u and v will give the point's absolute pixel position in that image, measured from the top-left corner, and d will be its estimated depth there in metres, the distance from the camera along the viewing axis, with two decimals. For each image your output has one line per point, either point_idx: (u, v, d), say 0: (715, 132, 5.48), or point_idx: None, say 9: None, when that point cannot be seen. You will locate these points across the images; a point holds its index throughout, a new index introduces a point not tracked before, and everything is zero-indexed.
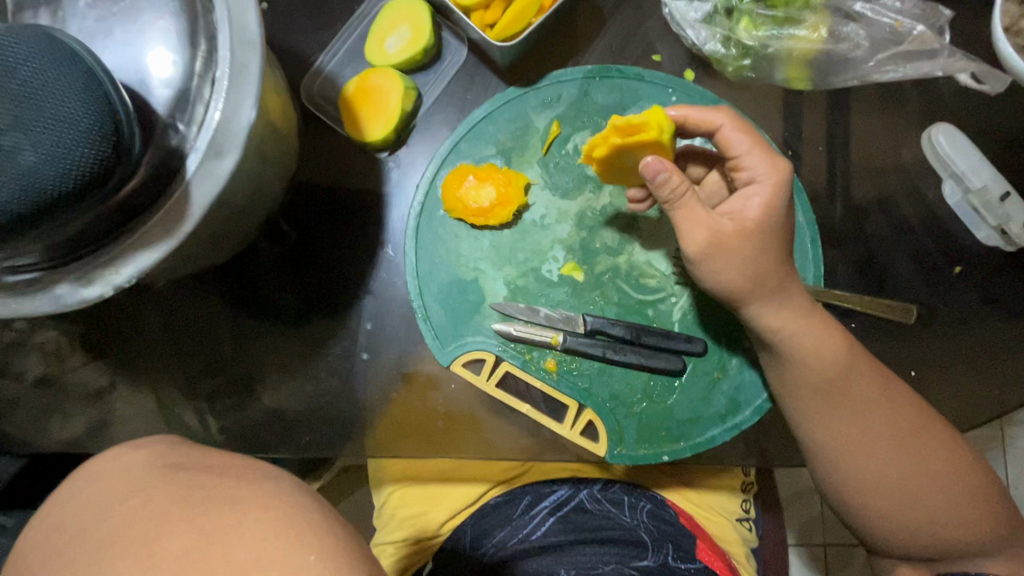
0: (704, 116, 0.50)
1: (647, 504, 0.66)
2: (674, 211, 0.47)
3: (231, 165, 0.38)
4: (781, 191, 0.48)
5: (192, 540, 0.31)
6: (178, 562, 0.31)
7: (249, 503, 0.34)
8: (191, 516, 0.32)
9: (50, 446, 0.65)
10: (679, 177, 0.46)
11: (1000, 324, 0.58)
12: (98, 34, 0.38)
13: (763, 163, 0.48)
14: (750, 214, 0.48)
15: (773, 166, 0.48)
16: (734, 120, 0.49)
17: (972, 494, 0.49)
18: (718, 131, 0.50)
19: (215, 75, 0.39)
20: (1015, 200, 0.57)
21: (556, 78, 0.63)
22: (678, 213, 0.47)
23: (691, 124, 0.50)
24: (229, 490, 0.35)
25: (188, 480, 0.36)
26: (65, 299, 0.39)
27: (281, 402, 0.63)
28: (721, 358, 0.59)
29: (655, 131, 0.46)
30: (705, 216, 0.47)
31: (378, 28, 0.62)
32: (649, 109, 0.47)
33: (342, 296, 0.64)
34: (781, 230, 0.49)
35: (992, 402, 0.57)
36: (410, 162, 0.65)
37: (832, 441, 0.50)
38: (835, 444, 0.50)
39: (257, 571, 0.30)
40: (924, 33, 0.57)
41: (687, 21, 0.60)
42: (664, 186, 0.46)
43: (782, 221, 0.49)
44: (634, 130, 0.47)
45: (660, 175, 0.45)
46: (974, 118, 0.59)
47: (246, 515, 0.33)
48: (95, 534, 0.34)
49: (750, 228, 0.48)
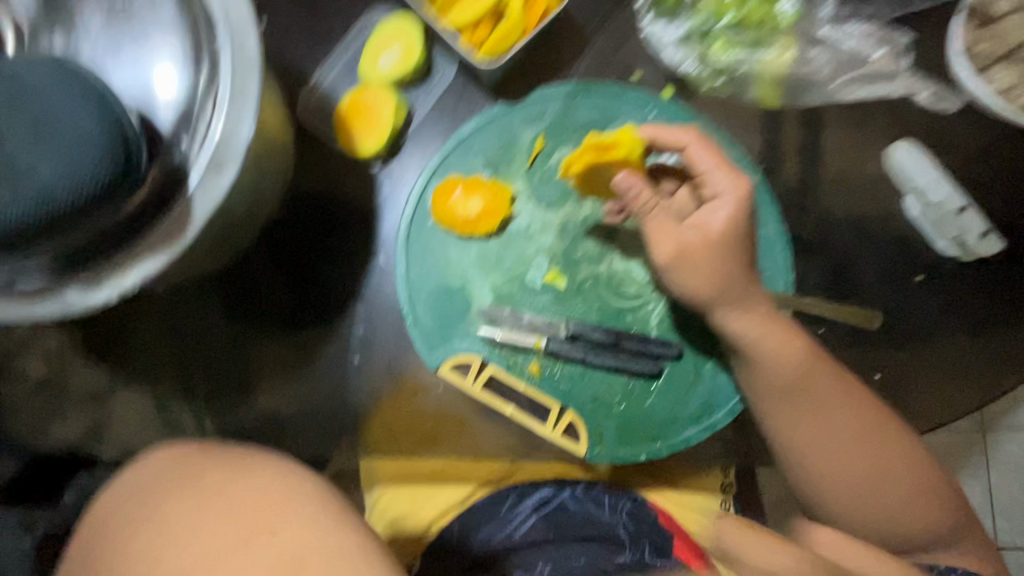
0: (671, 136, 0.54)
1: (629, 504, 0.64)
2: (644, 224, 0.54)
3: (230, 179, 0.41)
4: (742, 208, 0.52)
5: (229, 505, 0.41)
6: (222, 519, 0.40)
7: (270, 480, 0.43)
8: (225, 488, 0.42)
9: (54, 445, 0.68)
10: (647, 193, 0.52)
11: (960, 329, 0.61)
12: (108, 57, 0.41)
13: (729, 181, 0.52)
14: (713, 225, 0.52)
15: (734, 182, 0.52)
16: (699, 139, 0.53)
17: (926, 489, 0.52)
18: (685, 150, 0.54)
19: (216, 95, 0.41)
20: (972, 213, 0.60)
21: (541, 94, 0.65)
22: (646, 225, 0.54)
23: (660, 144, 0.54)
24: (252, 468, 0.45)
25: (215, 464, 0.45)
26: (74, 304, 0.41)
27: (276, 403, 0.66)
28: (697, 363, 0.62)
29: (625, 150, 0.54)
30: (671, 228, 0.53)
31: (371, 47, 0.65)
32: (619, 131, 0.55)
33: (335, 302, 0.66)
34: (745, 241, 0.53)
35: (952, 404, 0.60)
36: (401, 174, 0.68)
37: (795, 436, 0.53)
38: (799, 439, 0.53)
39: (288, 516, 0.41)
40: (882, 57, 0.62)
41: (663, 43, 0.64)
42: (634, 201, 0.53)
43: (746, 231, 0.53)
44: (606, 150, 0.54)
45: (631, 190, 0.53)
46: (937, 134, 0.63)
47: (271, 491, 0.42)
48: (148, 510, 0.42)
49: (713, 239, 0.52)
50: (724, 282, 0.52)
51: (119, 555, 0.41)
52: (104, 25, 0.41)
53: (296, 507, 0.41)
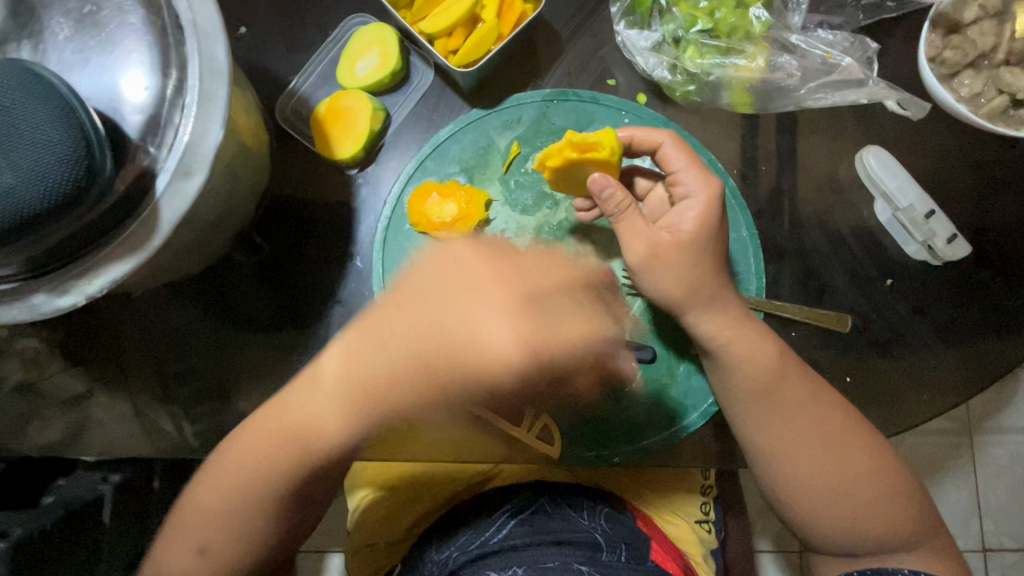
0: (648, 134, 0.55)
1: (604, 507, 0.72)
2: (619, 225, 0.52)
3: (198, 185, 0.42)
4: (714, 203, 0.53)
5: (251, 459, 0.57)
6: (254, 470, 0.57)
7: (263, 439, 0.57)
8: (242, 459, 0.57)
9: (29, 450, 0.67)
10: (623, 193, 0.51)
11: (930, 332, 0.62)
12: (75, 64, 0.41)
13: (698, 179, 0.54)
14: (685, 225, 0.53)
15: (705, 181, 0.54)
16: (673, 138, 0.55)
17: (894, 491, 0.53)
18: (660, 148, 0.55)
19: (184, 102, 0.42)
20: (939, 217, 0.61)
21: (517, 100, 0.67)
22: (621, 225, 0.52)
23: (637, 143, 0.56)
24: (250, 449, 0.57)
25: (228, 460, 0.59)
26: (41, 308, 0.42)
27: (253, 406, 0.66)
28: (670, 365, 0.63)
29: (608, 150, 0.53)
30: (645, 228, 0.52)
31: (348, 53, 0.65)
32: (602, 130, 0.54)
33: (313, 305, 0.67)
34: (714, 241, 0.53)
35: (923, 407, 0.60)
36: (379, 179, 0.68)
37: (767, 439, 0.54)
38: (769, 442, 0.54)
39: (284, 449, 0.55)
40: (851, 65, 0.62)
41: (637, 48, 0.64)
42: (609, 201, 0.51)
43: (719, 229, 0.54)
44: (588, 147, 0.53)
45: (606, 190, 0.50)
46: (905, 140, 0.64)
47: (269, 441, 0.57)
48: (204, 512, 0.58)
49: (685, 240, 0.52)
50: (695, 284, 0.52)
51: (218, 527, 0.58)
52: (71, 32, 0.41)
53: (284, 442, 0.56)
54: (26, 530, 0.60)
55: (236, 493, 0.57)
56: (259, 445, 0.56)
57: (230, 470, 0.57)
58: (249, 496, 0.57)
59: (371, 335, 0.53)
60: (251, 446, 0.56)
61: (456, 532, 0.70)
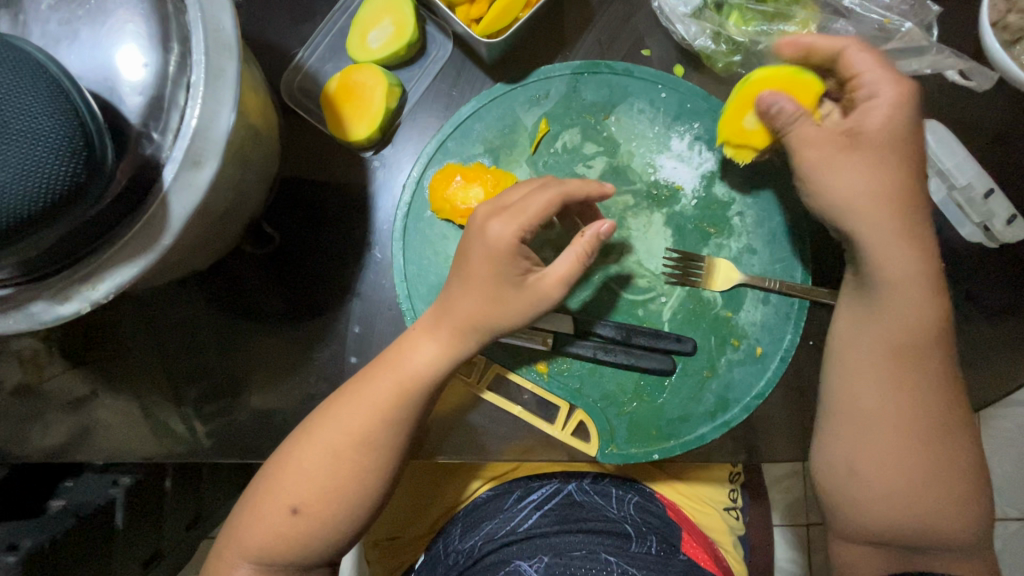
0: (827, 41, 0.51)
1: (634, 497, 0.68)
2: (791, 138, 0.52)
3: (210, 175, 0.38)
4: (885, 100, 0.49)
5: (325, 454, 0.51)
6: (329, 461, 0.51)
7: (326, 429, 0.51)
8: (310, 455, 0.51)
9: (31, 455, 0.63)
10: (791, 103, 0.51)
11: (980, 317, 0.59)
12: (62, 38, 0.36)
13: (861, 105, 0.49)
14: (863, 129, 0.50)
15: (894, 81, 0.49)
16: (857, 44, 0.50)
17: (963, 498, 0.50)
18: (841, 53, 0.51)
19: (190, 80, 0.37)
20: (999, 196, 0.57)
21: (543, 73, 0.61)
22: (791, 139, 0.52)
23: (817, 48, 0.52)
24: (316, 450, 0.51)
25: (283, 465, 0.52)
26: (41, 317, 0.38)
27: (269, 404, 0.62)
28: (711, 358, 0.60)
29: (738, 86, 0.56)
30: (823, 135, 0.51)
31: (359, 22, 0.59)
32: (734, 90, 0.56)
33: (329, 298, 0.62)
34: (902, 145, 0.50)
35: (971, 394, 0.58)
36: (395, 162, 0.63)
37: (846, 411, 0.53)
38: (849, 414, 0.52)
39: (363, 431, 0.51)
40: (912, 30, 0.56)
41: (675, 15, 0.59)
42: (778, 116, 0.52)
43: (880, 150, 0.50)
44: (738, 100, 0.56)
45: (774, 106, 0.51)
46: (961, 114, 0.60)
47: (334, 435, 0.51)
48: (283, 528, 0.50)
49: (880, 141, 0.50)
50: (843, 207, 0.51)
51: (288, 551, 0.51)
52: (55, 1, 0.36)
53: (360, 427, 0.51)
54: (36, 541, 0.60)
55: (320, 506, 0.51)
56: (336, 438, 0.51)
57: (311, 475, 0.51)
58: (337, 500, 0.51)
59: (481, 289, 0.50)
60: (337, 442, 0.51)
61: (479, 522, 0.67)
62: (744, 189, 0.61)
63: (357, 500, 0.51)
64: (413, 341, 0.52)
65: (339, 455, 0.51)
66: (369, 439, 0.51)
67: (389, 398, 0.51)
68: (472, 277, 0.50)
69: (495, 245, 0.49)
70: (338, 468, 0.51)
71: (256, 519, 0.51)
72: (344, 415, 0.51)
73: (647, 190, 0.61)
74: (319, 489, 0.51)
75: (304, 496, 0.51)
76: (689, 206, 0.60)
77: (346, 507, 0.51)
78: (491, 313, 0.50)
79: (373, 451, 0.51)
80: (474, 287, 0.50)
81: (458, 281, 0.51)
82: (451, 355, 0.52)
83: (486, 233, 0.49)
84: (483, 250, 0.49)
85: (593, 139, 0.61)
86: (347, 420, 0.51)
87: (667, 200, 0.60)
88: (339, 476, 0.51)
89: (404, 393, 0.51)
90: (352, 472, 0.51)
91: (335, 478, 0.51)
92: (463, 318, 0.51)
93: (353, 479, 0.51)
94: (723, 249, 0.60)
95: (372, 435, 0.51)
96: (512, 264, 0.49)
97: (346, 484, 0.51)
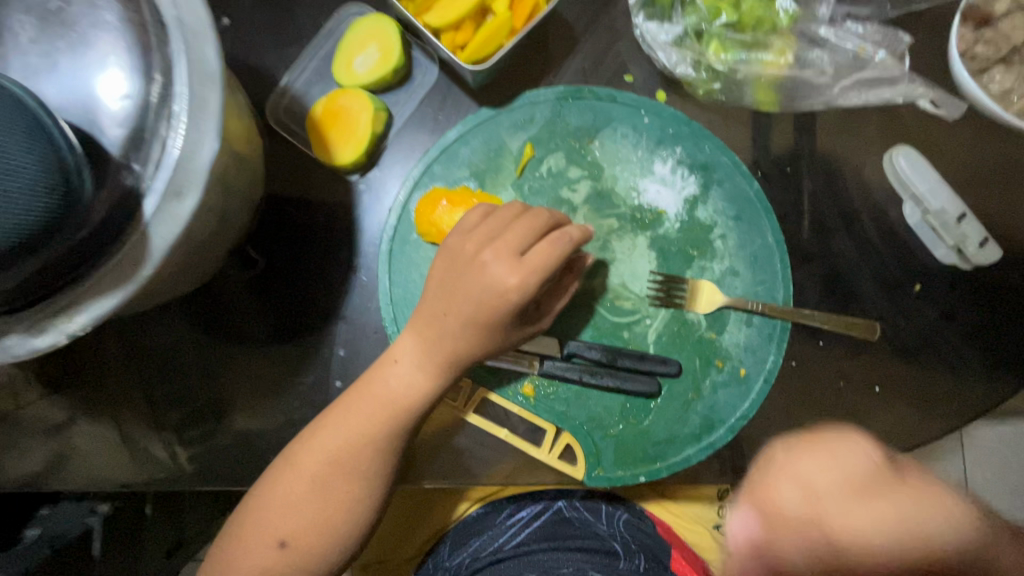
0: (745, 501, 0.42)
1: (624, 513, 0.68)
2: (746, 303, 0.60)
3: (192, 207, 0.37)
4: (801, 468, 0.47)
5: (303, 482, 0.50)
6: (305, 488, 0.50)
7: (301, 458, 0.51)
8: (288, 484, 0.50)
9: (4, 484, 0.62)
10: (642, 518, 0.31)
11: (956, 337, 0.60)
12: (42, 70, 0.36)
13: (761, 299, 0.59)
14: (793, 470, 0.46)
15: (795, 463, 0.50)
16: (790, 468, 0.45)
17: None
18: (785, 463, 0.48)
19: (172, 111, 0.37)
20: (971, 220, 0.59)
21: (529, 99, 0.62)
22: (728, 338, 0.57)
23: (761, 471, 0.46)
24: (291, 481, 0.50)
25: (259, 500, 0.51)
26: (14, 350, 0.37)
27: (253, 429, 0.61)
28: (695, 379, 0.60)
29: None
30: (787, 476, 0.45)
31: (345, 47, 0.60)
32: None
33: (313, 322, 0.62)
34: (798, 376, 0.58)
35: (949, 414, 0.59)
36: (381, 184, 0.63)
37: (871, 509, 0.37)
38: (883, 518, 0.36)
39: (341, 455, 0.50)
40: (885, 60, 0.59)
41: (657, 43, 0.60)
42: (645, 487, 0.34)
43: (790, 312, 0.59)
44: None
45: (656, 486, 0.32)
46: (934, 140, 0.61)
47: (308, 463, 0.51)
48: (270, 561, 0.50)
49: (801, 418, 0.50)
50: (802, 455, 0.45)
51: None
52: (36, 33, 0.36)
53: (337, 453, 0.50)
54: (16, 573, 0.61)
55: (309, 536, 0.50)
56: (316, 462, 0.51)
57: (295, 504, 0.50)
58: (323, 527, 0.50)
59: (465, 319, 0.49)
60: (318, 468, 0.51)
61: (467, 539, 0.67)
62: (726, 211, 0.62)
63: (343, 528, 0.51)
64: (392, 361, 0.52)
65: (320, 481, 0.50)
66: (348, 465, 0.50)
67: (369, 422, 0.51)
68: (460, 312, 0.49)
69: (518, 299, 0.48)
70: (322, 494, 0.50)
71: (242, 552, 0.50)
72: (322, 438, 0.51)
73: (631, 213, 0.61)
74: (309, 521, 0.50)
75: (291, 527, 0.50)
76: (672, 229, 0.61)
77: (334, 536, 0.50)
78: (475, 340, 0.50)
79: (356, 476, 0.51)
80: (467, 317, 0.49)
81: (434, 306, 0.51)
82: (437, 383, 0.51)
83: (502, 283, 0.48)
84: (483, 291, 0.48)
85: (577, 163, 0.62)
86: (326, 443, 0.51)
87: (651, 224, 0.61)
88: (323, 503, 0.50)
89: (390, 418, 0.51)
90: (336, 497, 0.50)
91: (318, 507, 0.50)
92: (453, 349, 0.50)
93: (345, 509, 0.51)
94: (706, 271, 0.61)
95: (352, 459, 0.50)
96: (506, 306, 0.48)
97: (332, 512, 0.50)
